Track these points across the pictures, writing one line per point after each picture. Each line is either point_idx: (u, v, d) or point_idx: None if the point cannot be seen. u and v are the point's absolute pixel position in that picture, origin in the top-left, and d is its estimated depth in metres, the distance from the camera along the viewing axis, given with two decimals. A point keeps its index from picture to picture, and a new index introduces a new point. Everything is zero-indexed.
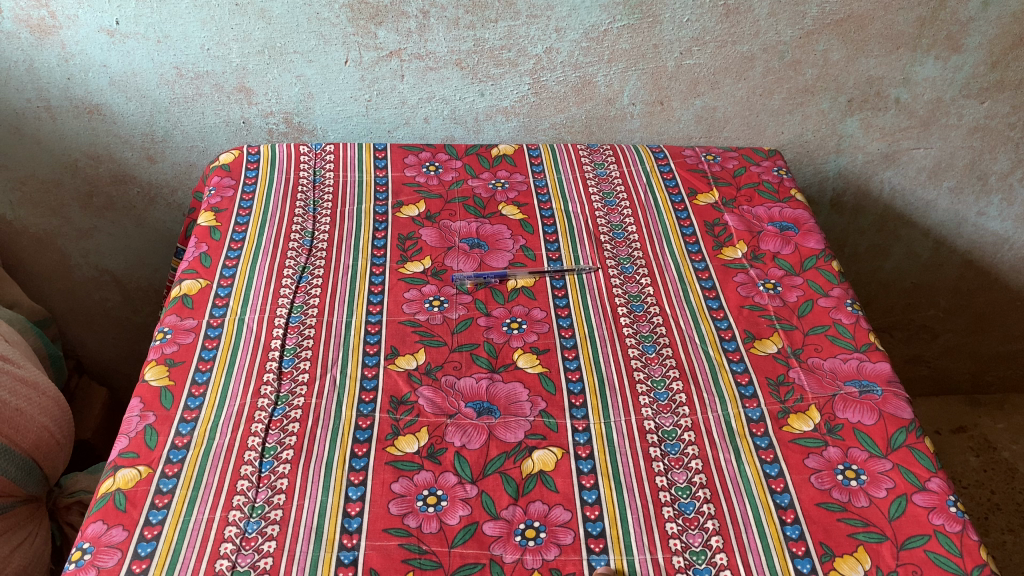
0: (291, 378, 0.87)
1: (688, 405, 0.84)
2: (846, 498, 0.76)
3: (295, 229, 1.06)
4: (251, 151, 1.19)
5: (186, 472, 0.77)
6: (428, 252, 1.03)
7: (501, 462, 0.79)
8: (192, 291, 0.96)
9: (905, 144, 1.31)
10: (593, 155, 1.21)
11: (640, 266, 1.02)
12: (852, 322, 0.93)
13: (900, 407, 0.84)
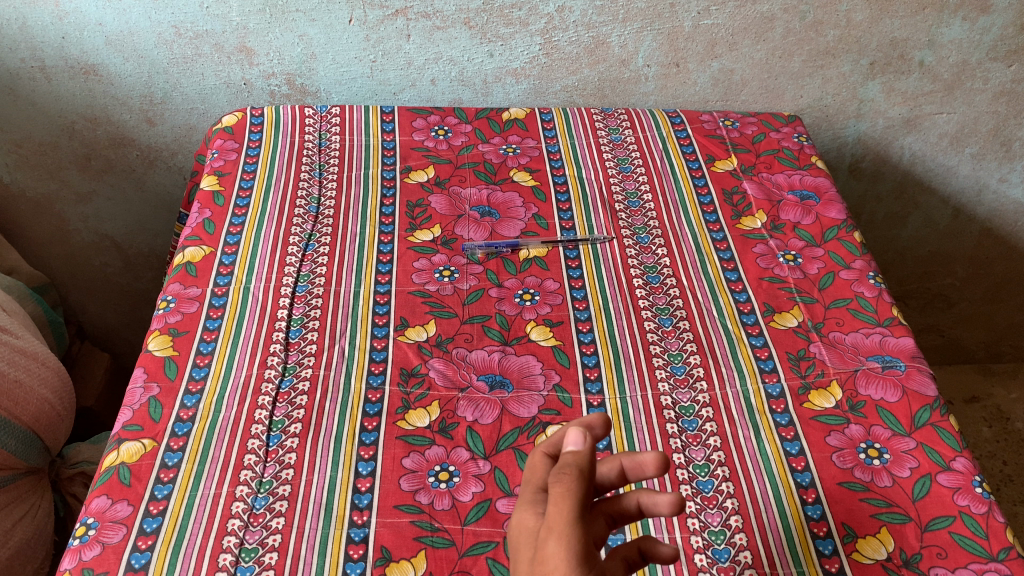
0: (299, 349, 0.84)
1: (706, 379, 0.82)
2: (869, 478, 0.74)
3: (301, 194, 1.03)
4: (255, 113, 1.15)
5: (192, 446, 0.75)
6: (438, 220, 1.00)
7: (514, 438, 0.77)
8: (196, 258, 0.94)
9: (927, 108, 1.26)
10: (607, 119, 1.17)
11: (656, 235, 0.99)
12: (875, 295, 0.91)
13: (924, 384, 0.82)
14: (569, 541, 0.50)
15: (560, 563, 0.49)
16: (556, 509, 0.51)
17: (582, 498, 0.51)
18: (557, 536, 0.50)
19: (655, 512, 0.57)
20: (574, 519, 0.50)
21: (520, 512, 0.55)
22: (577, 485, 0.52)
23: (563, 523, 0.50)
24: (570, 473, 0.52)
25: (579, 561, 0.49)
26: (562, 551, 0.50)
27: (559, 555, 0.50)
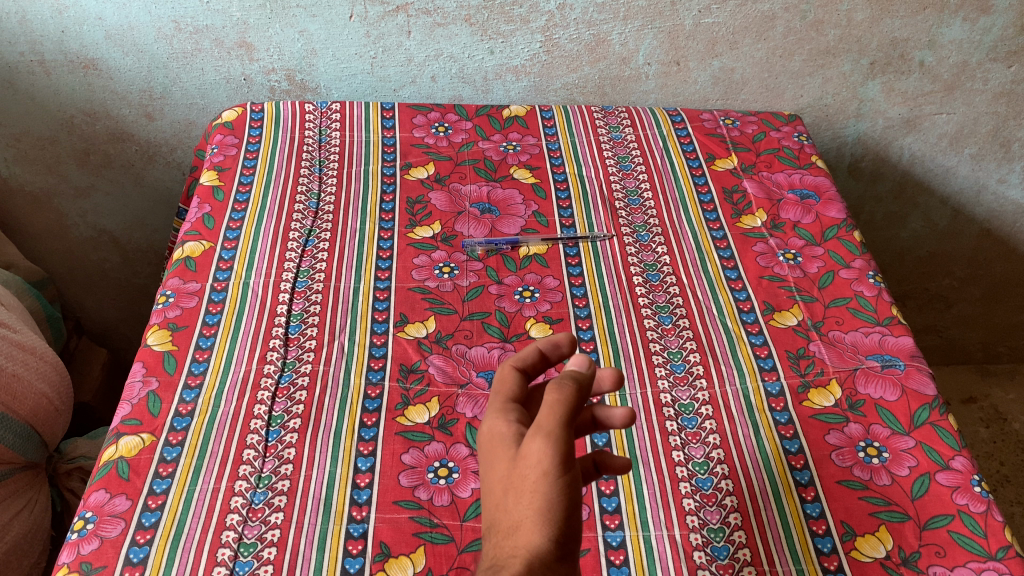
0: (298, 345, 0.84)
1: (705, 377, 0.82)
2: (868, 476, 0.74)
3: (301, 190, 1.03)
4: (255, 108, 1.15)
5: (191, 440, 0.75)
6: (438, 216, 1.00)
7: None
8: (195, 253, 0.94)
9: (927, 108, 1.26)
10: (608, 117, 1.17)
11: (656, 233, 0.99)
12: (874, 294, 0.91)
13: (923, 383, 0.82)
14: (554, 440, 0.49)
15: (540, 462, 0.49)
16: (547, 412, 0.50)
17: (575, 404, 0.51)
18: (544, 436, 0.49)
19: (607, 425, 0.60)
20: (564, 422, 0.50)
21: (490, 417, 0.56)
22: (573, 396, 0.51)
23: (552, 426, 0.49)
24: (569, 384, 0.51)
25: (562, 461, 0.49)
26: (545, 450, 0.49)
27: (540, 452, 0.49)
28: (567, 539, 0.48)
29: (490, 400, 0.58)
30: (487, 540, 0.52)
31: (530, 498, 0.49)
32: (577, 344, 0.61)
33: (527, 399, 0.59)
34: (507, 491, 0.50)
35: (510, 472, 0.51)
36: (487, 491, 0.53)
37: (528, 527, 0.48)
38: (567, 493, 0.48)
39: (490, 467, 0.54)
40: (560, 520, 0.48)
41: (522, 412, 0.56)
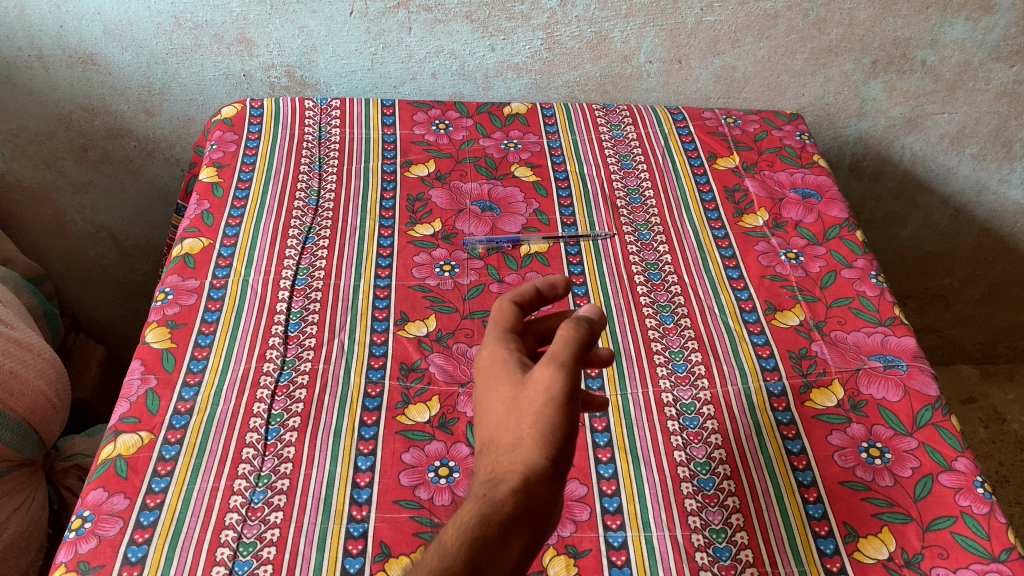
0: (297, 343, 0.84)
1: (707, 377, 0.82)
2: (870, 477, 0.73)
3: (300, 187, 1.02)
4: (255, 104, 1.14)
5: (190, 439, 0.75)
6: (439, 214, 1.00)
7: None
8: (194, 249, 0.93)
9: (929, 108, 1.25)
10: (609, 115, 1.17)
11: (658, 231, 0.98)
12: (877, 295, 0.90)
13: (926, 384, 0.81)
14: (563, 372, 0.55)
15: (547, 388, 0.55)
16: (562, 346, 0.56)
17: (586, 343, 0.57)
18: (556, 367, 0.55)
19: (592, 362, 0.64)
20: (574, 357, 0.56)
21: (494, 344, 0.64)
22: (586, 335, 0.57)
23: (565, 359, 0.55)
24: (584, 323, 0.57)
25: (568, 392, 0.55)
26: (553, 380, 0.55)
27: (549, 380, 0.55)
28: (561, 458, 0.55)
29: (492, 329, 0.65)
30: (485, 445, 0.60)
31: (533, 420, 0.55)
32: (571, 286, 0.68)
33: (522, 331, 0.66)
34: (513, 410, 0.57)
35: (517, 394, 0.58)
36: (490, 404, 0.60)
37: (528, 443, 0.55)
38: (567, 418, 0.55)
39: (496, 385, 0.61)
40: (557, 442, 0.54)
41: (519, 343, 0.64)
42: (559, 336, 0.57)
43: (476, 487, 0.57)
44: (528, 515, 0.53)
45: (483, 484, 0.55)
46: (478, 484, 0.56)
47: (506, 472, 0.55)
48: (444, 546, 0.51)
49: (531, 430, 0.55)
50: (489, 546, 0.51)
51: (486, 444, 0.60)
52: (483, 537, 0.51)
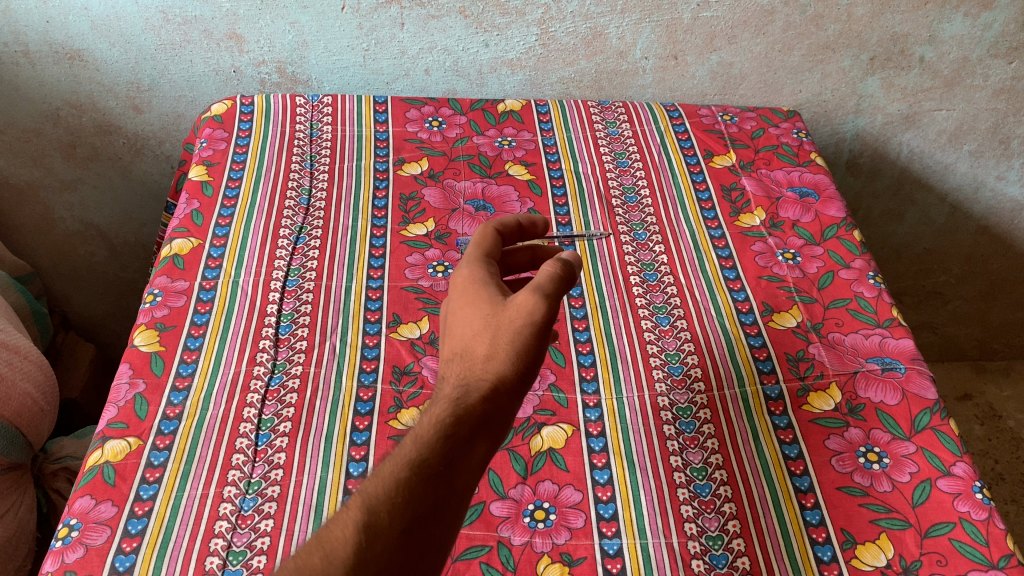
0: (288, 346, 0.83)
1: (704, 380, 0.81)
2: (868, 482, 0.73)
3: (291, 185, 1.01)
4: (245, 101, 1.13)
5: (179, 444, 0.74)
6: (432, 214, 0.98)
7: (509, 438, 0.76)
8: (183, 250, 0.92)
9: (927, 104, 1.24)
10: (605, 112, 1.15)
11: (654, 231, 0.97)
12: (874, 296, 0.89)
13: (924, 387, 0.80)
14: (545, 301, 0.60)
15: (529, 312, 0.59)
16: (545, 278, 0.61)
17: (565, 281, 0.62)
18: (538, 295, 0.60)
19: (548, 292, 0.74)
20: (556, 291, 0.61)
21: (472, 263, 0.67)
22: (566, 273, 0.62)
23: (547, 290, 0.60)
24: (565, 262, 0.63)
25: (545, 319, 0.59)
26: (535, 306, 0.59)
27: (531, 305, 0.59)
28: (526, 375, 0.58)
29: (471, 249, 0.69)
30: (451, 356, 0.62)
31: (510, 336, 0.59)
32: (549, 228, 0.74)
33: (496, 256, 0.70)
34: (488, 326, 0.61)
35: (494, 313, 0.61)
36: (462, 318, 0.63)
37: (501, 356, 0.58)
38: (538, 342, 0.59)
39: (473, 301, 0.64)
40: (527, 361, 0.58)
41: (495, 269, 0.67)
42: (545, 271, 0.62)
43: (442, 391, 0.59)
44: (495, 423, 0.55)
45: (452, 386, 0.58)
46: (446, 386, 0.58)
47: (476, 379, 0.57)
48: (418, 438, 0.53)
49: (505, 346, 0.58)
50: (461, 443, 0.53)
51: (453, 355, 0.62)
52: (456, 434, 0.53)
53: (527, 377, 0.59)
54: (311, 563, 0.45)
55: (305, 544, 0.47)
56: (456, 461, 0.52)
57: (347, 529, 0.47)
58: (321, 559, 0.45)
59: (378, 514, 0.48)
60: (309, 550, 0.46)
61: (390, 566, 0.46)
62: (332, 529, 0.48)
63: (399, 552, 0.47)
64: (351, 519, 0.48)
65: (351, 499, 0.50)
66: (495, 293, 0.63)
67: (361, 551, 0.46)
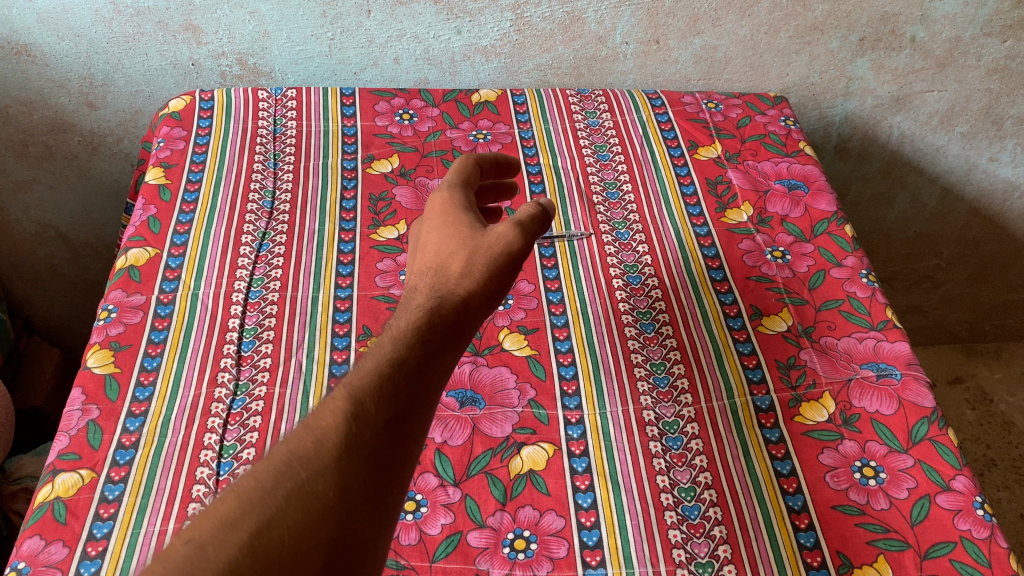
0: (251, 364, 0.78)
1: (690, 392, 0.77)
2: (864, 500, 0.69)
3: (254, 187, 0.95)
4: (205, 96, 1.07)
5: (136, 476, 0.69)
6: (403, 215, 0.93)
7: (486, 461, 0.72)
8: (139, 261, 0.86)
9: (918, 86, 1.19)
10: (584, 102, 1.10)
11: (637, 229, 0.92)
12: (868, 296, 0.85)
13: (922, 395, 0.77)
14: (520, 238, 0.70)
15: (505, 244, 0.69)
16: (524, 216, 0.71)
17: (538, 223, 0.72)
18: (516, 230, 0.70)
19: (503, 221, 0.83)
20: (531, 231, 0.71)
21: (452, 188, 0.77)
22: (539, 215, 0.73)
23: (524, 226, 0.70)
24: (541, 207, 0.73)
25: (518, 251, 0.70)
26: (512, 241, 0.69)
27: (508, 239, 0.69)
28: (491, 296, 0.68)
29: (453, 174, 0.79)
30: (423, 267, 0.71)
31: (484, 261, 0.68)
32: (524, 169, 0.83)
33: (472, 186, 0.79)
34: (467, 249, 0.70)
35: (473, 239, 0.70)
36: (439, 237, 0.73)
37: (474, 274, 0.67)
38: (507, 269, 0.69)
39: (450, 225, 0.73)
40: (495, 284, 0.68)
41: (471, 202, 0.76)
42: (523, 211, 0.72)
43: (414, 295, 0.67)
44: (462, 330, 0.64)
45: (426, 293, 0.66)
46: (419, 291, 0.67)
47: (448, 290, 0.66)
48: (397, 337, 0.59)
49: (479, 267, 0.68)
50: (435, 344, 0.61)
51: (424, 267, 0.71)
52: (431, 336, 0.60)
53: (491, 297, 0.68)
54: (304, 446, 0.49)
55: (292, 430, 0.51)
56: (431, 360, 0.59)
57: (336, 417, 0.51)
58: (313, 443, 0.50)
59: (365, 402, 0.53)
60: (299, 434, 0.50)
61: (376, 451, 0.51)
62: (320, 415, 0.52)
63: (384, 440, 0.52)
64: (339, 407, 0.52)
65: (334, 389, 0.55)
66: (471, 220, 0.73)
67: (351, 435, 0.51)
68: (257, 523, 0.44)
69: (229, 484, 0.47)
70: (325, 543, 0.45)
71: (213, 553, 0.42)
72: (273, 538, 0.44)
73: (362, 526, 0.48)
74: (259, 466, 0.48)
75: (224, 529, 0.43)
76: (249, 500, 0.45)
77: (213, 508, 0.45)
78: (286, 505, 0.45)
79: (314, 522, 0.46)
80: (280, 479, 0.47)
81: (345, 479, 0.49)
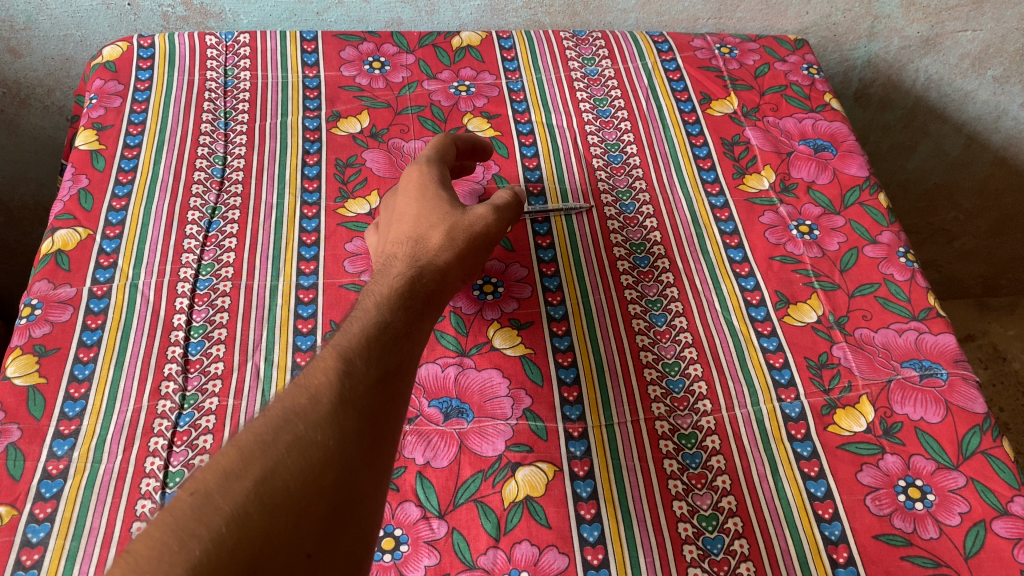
0: (200, 371, 0.67)
1: (710, 398, 0.67)
2: (910, 528, 0.60)
3: (202, 153, 0.83)
4: (144, 43, 0.93)
5: (64, 513, 0.59)
6: (375, 184, 0.81)
7: (476, 486, 0.61)
8: (68, 244, 0.74)
9: (950, 25, 1.06)
10: (580, 46, 0.97)
11: (643, 201, 0.81)
12: (907, 279, 0.75)
13: (971, 398, 0.67)
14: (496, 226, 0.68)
15: (482, 229, 0.67)
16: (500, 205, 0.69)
17: (512, 214, 0.71)
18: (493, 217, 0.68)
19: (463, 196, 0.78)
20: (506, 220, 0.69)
21: (431, 160, 0.72)
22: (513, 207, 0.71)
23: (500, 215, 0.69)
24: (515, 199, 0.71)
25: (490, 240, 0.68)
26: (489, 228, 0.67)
27: (485, 226, 0.67)
28: (463, 277, 0.66)
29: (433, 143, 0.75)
30: (398, 234, 0.67)
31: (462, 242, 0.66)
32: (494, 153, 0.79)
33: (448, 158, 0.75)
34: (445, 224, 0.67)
35: (451, 216, 0.67)
36: (416, 206, 0.69)
37: (453, 255, 0.65)
38: (480, 254, 0.67)
39: (429, 196, 0.69)
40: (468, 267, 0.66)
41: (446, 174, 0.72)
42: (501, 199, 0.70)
43: (391, 264, 0.64)
44: (434, 309, 0.62)
45: (403, 265, 0.63)
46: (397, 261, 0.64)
47: (427, 264, 0.63)
48: (381, 307, 0.58)
49: (459, 244, 0.65)
50: (413, 315, 0.59)
51: (397, 235, 0.67)
52: (411, 311, 0.59)
53: (465, 274, 0.66)
54: (299, 402, 0.49)
55: (284, 388, 0.50)
56: (410, 334, 0.58)
57: (328, 374, 0.51)
58: (308, 399, 0.49)
59: (354, 361, 0.52)
60: (292, 391, 0.50)
61: (371, 406, 0.51)
62: (310, 374, 0.51)
63: (377, 395, 0.52)
64: (330, 366, 0.52)
65: (322, 349, 0.54)
66: (452, 196, 0.70)
67: (344, 391, 0.50)
68: (261, 473, 0.43)
69: (227, 440, 0.46)
70: (328, 492, 0.45)
71: (220, 499, 0.41)
72: (278, 485, 0.43)
73: (364, 477, 0.48)
74: (256, 422, 0.47)
75: (228, 479, 0.43)
76: (250, 453, 0.44)
77: (214, 462, 0.44)
78: (288, 456, 0.45)
79: (318, 471, 0.45)
80: (279, 432, 0.46)
81: (343, 430, 0.48)
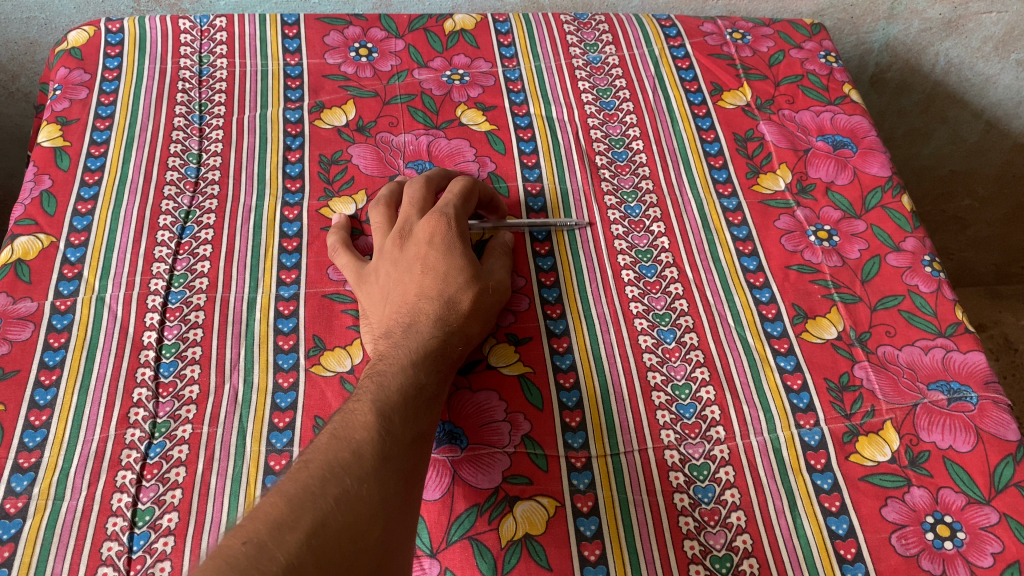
0: (172, 395, 0.62)
1: (723, 425, 0.62)
2: (940, 570, 0.55)
3: (174, 150, 0.77)
4: (111, 27, 0.87)
5: (23, 558, 0.53)
6: (363, 183, 0.75)
7: (471, 523, 0.56)
8: (29, 253, 0.68)
9: (974, 6, 1.00)
10: (582, 31, 0.91)
11: (650, 203, 0.76)
12: (933, 290, 0.70)
13: (1004, 424, 0.62)
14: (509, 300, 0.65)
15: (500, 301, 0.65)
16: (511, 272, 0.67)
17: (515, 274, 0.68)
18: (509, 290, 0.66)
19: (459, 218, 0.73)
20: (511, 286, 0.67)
21: (455, 206, 0.67)
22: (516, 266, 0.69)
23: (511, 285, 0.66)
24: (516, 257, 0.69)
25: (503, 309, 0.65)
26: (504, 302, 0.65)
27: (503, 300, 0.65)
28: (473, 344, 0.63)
29: (459, 182, 0.69)
30: (420, 285, 0.62)
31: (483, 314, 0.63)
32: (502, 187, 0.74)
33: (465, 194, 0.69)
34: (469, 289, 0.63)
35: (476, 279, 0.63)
36: (441, 259, 0.63)
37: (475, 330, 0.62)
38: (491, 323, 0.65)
39: (454, 248, 0.64)
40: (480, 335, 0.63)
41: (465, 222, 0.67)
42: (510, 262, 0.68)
43: (416, 323, 0.60)
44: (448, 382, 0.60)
45: (429, 331, 0.59)
46: (422, 326, 0.60)
47: (454, 331, 0.60)
48: (410, 378, 0.55)
49: (480, 317, 0.63)
50: (436, 386, 0.57)
51: (417, 284, 0.62)
52: (434, 388, 0.56)
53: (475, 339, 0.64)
54: (342, 455, 0.47)
55: (321, 439, 0.49)
56: (434, 404, 0.56)
57: (368, 430, 0.50)
58: (350, 453, 0.48)
59: (392, 420, 0.51)
60: (332, 443, 0.48)
61: (407, 467, 0.50)
62: (349, 426, 0.50)
63: (412, 457, 0.51)
64: (368, 421, 0.50)
65: (356, 402, 0.52)
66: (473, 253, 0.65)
67: (385, 448, 0.49)
68: (312, 524, 0.42)
69: (268, 488, 0.45)
70: (372, 550, 0.44)
71: (275, 550, 0.40)
72: (329, 538, 0.42)
73: (400, 538, 0.47)
74: (299, 472, 0.46)
75: (280, 529, 0.41)
76: (299, 502, 0.43)
77: (260, 511, 0.42)
78: (336, 508, 0.44)
79: (363, 528, 0.44)
80: (325, 483, 0.45)
81: (383, 489, 0.47)
